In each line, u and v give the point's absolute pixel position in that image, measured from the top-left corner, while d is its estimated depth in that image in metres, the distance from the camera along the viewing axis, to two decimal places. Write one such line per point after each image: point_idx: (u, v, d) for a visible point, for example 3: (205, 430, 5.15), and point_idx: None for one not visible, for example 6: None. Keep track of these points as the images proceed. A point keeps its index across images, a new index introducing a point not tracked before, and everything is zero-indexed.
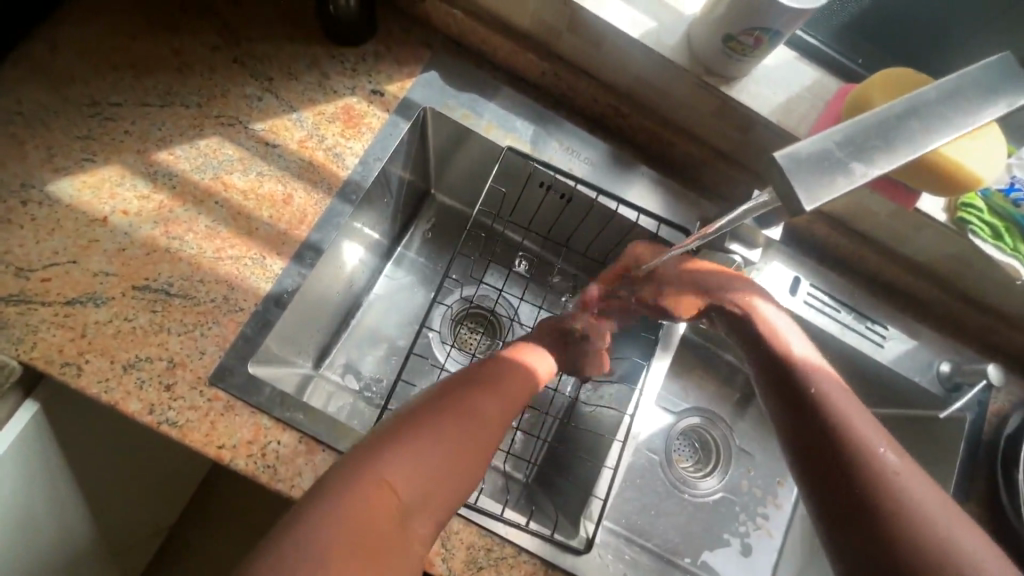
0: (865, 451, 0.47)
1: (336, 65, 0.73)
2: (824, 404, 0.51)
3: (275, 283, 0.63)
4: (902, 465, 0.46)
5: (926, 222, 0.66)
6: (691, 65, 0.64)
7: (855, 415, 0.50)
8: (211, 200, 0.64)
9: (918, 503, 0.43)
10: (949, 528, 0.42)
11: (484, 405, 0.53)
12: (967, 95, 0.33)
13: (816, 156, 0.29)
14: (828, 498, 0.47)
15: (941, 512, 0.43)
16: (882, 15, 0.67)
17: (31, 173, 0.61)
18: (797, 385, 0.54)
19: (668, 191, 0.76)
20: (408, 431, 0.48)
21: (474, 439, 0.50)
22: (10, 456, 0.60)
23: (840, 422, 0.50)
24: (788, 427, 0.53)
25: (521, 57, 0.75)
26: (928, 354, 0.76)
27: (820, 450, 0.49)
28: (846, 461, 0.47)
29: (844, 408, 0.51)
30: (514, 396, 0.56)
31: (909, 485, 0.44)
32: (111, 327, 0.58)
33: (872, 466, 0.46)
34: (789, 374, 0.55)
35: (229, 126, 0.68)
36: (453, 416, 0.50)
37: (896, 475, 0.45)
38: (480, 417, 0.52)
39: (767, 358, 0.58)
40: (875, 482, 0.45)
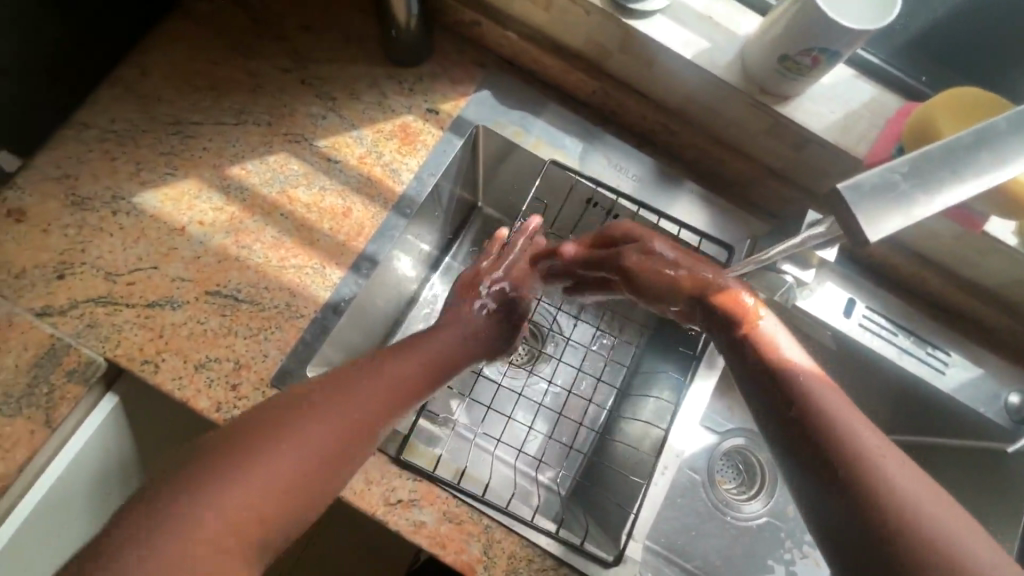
0: (848, 437, 0.44)
1: (395, 84, 0.76)
2: (806, 390, 0.48)
3: (334, 292, 0.67)
4: (889, 452, 0.43)
5: (995, 246, 0.63)
6: (744, 84, 0.64)
7: (842, 408, 0.46)
8: (277, 212, 0.69)
9: (910, 494, 0.40)
10: (938, 521, 0.39)
11: (363, 392, 0.51)
12: None
13: (879, 188, 0.29)
14: (817, 492, 0.43)
15: (932, 500, 0.40)
16: (949, 32, 0.65)
17: (121, 185, 0.67)
18: (778, 371, 0.51)
19: (717, 209, 0.76)
20: (291, 421, 0.46)
21: (358, 409, 0.50)
22: (93, 445, 0.66)
23: (824, 407, 0.46)
24: (768, 416, 0.49)
25: (572, 76, 0.76)
26: (995, 384, 0.72)
27: (802, 439, 0.46)
28: (834, 447, 0.44)
29: (825, 392, 0.48)
30: (419, 377, 0.57)
31: (896, 475, 0.41)
32: (185, 329, 0.63)
33: (859, 454, 0.43)
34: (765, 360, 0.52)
35: (295, 142, 0.72)
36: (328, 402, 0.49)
37: (883, 460, 0.42)
38: (357, 402, 0.51)
39: (743, 342, 0.55)
40: (865, 474, 0.42)
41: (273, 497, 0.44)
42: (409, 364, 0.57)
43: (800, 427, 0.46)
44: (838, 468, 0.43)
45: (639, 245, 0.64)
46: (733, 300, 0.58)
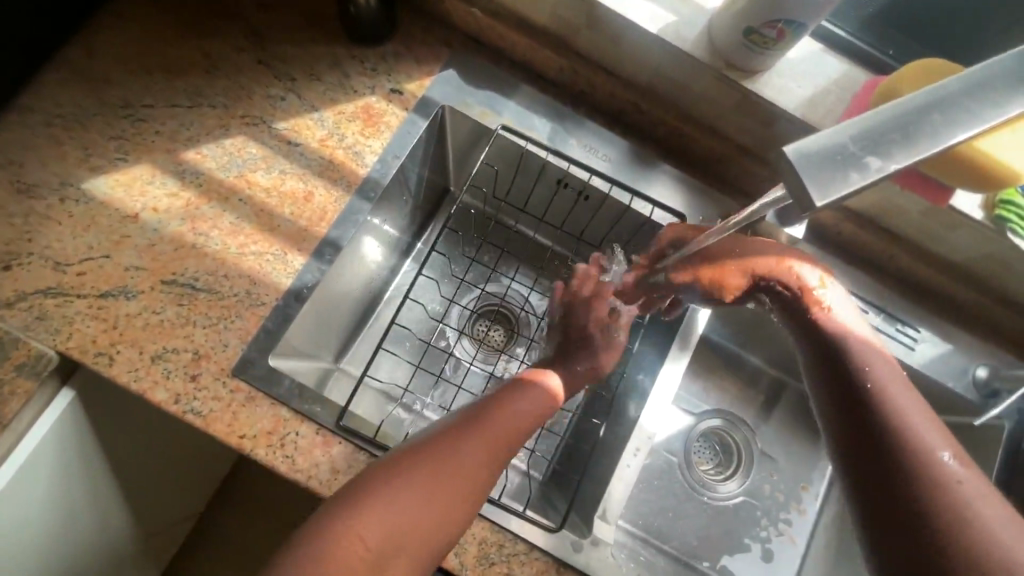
0: (924, 454, 0.43)
1: (357, 65, 0.74)
2: (879, 402, 0.47)
3: (295, 278, 0.65)
4: (969, 476, 0.42)
5: (961, 221, 0.63)
6: (712, 60, 0.63)
7: (919, 420, 0.45)
8: (235, 197, 0.66)
9: (986, 521, 0.39)
10: (1012, 551, 0.38)
11: (464, 459, 0.52)
12: (1000, 80, 0.30)
13: (827, 150, 0.28)
14: (879, 504, 0.43)
15: (1010, 532, 0.39)
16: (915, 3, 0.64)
17: (70, 172, 0.64)
18: (851, 377, 0.49)
19: (689, 189, 0.75)
20: (337, 522, 0.47)
21: (455, 480, 0.51)
22: (49, 442, 0.64)
23: (899, 422, 0.45)
24: (834, 422, 0.49)
25: (539, 53, 0.75)
26: (963, 359, 0.72)
27: (870, 451, 0.45)
28: (905, 464, 0.43)
29: (904, 406, 0.46)
30: (471, 476, 0.52)
31: (971, 498, 0.40)
32: (141, 319, 0.61)
33: (932, 475, 0.42)
34: (839, 362, 0.51)
35: (254, 125, 0.69)
36: (426, 470, 0.51)
37: (958, 484, 0.41)
38: (455, 473, 0.51)
39: (816, 338, 0.53)
40: (939, 496, 0.41)
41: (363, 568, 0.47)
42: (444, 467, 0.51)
43: (873, 438, 0.46)
44: (905, 487, 0.42)
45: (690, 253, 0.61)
46: (777, 267, 0.57)
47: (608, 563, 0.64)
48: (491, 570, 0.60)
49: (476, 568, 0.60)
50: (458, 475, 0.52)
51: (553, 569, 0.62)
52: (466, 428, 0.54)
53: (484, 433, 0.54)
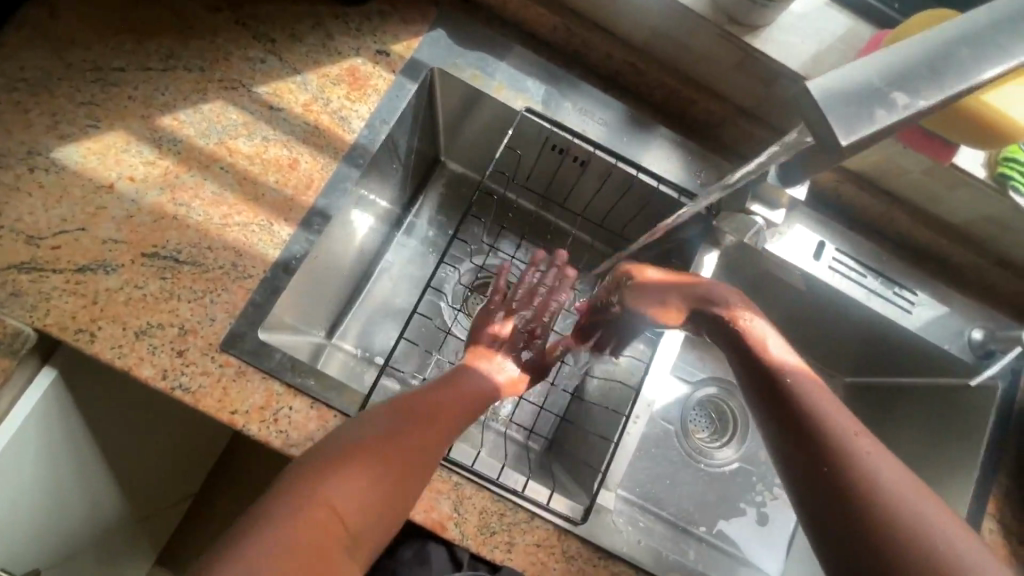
0: (840, 442, 0.46)
1: (341, 25, 0.70)
2: (796, 393, 0.50)
3: (283, 249, 0.62)
4: (876, 453, 0.45)
5: (963, 180, 0.62)
6: (711, 13, 0.60)
7: (828, 407, 0.49)
8: (216, 165, 0.63)
9: (894, 486, 0.43)
10: (920, 512, 0.42)
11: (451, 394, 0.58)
12: None
13: (852, 87, 0.26)
14: (807, 484, 0.46)
15: (916, 497, 0.43)
16: None
17: (38, 140, 0.61)
18: (769, 372, 0.52)
19: (686, 154, 0.73)
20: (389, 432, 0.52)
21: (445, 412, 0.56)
22: (31, 424, 0.61)
23: (817, 407, 0.49)
24: (759, 414, 0.52)
25: (531, 11, 0.71)
26: (958, 321, 0.72)
27: (792, 437, 0.48)
28: (823, 445, 0.46)
29: (816, 400, 0.49)
30: (460, 415, 0.57)
31: (881, 472, 0.44)
32: (122, 294, 0.58)
33: (848, 453, 0.45)
34: (755, 355, 0.54)
35: (233, 89, 0.66)
36: (417, 402, 0.55)
37: (869, 457, 0.45)
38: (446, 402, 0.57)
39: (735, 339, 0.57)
40: (855, 475, 0.44)
41: (353, 511, 0.48)
42: (438, 413, 0.55)
43: (792, 433, 0.48)
44: (828, 465, 0.45)
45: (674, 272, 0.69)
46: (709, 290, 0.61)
47: (609, 528, 0.64)
48: (493, 539, 0.60)
49: (478, 538, 0.60)
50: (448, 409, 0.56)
51: (556, 537, 0.62)
52: (443, 390, 0.58)
53: (458, 389, 0.59)
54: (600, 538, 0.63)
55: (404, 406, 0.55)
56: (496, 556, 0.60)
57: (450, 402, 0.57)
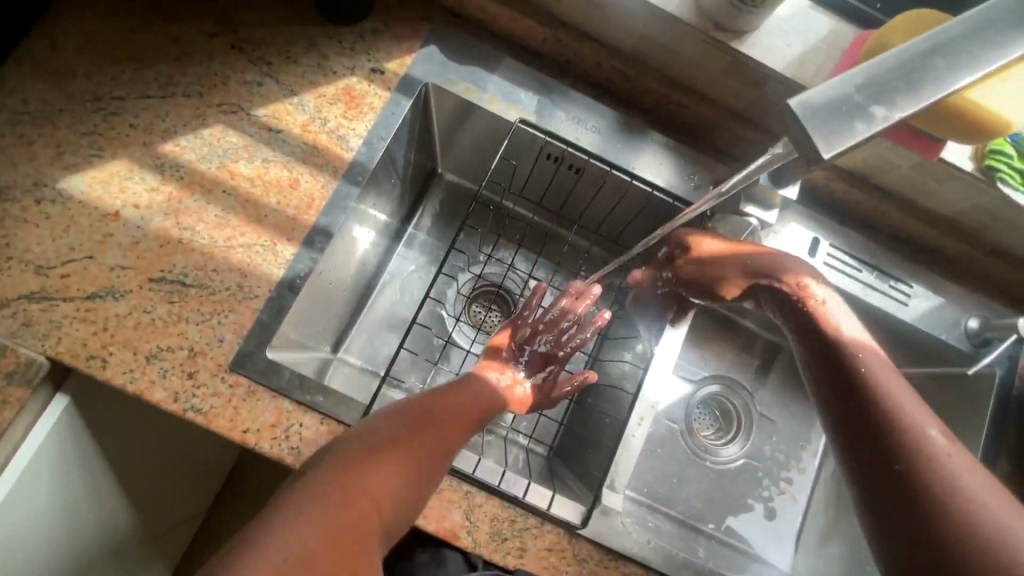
0: (914, 435, 0.46)
1: (335, 45, 0.71)
2: (870, 384, 0.50)
3: (287, 269, 0.64)
4: (954, 450, 0.44)
5: (952, 173, 0.64)
6: (698, 21, 0.62)
7: (906, 398, 0.48)
8: (218, 189, 0.64)
9: (968, 485, 0.42)
10: (1002, 517, 0.40)
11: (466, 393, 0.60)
12: (1001, 23, 0.30)
13: (832, 101, 0.27)
14: (873, 475, 0.46)
15: (996, 502, 0.41)
16: None
17: (43, 172, 0.62)
18: (846, 362, 0.52)
19: (679, 157, 0.74)
20: (409, 424, 0.53)
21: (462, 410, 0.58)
22: (46, 451, 0.62)
23: (890, 401, 0.48)
24: (825, 401, 0.52)
25: (521, 24, 0.72)
26: (954, 311, 0.74)
27: (861, 428, 0.48)
28: (896, 441, 0.46)
29: (895, 390, 0.49)
30: (474, 412, 0.59)
31: (958, 471, 0.43)
32: (131, 319, 0.59)
33: (922, 451, 0.45)
34: (825, 343, 0.54)
35: (232, 113, 0.67)
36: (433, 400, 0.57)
37: (948, 459, 0.44)
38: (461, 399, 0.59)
39: (807, 325, 0.57)
40: (928, 468, 0.43)
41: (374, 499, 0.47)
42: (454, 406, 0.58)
43: (866, 422, 0.48)
44: (898, 460, 0.45)
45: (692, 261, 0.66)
46: (779, 272, 0.60)
47: (619, 530, 0.64)
48: (505, 546, 0.61)
49: (490, 545, 0.61)
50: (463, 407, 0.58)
51: (566, 541, 0.63)
52: (458, 389, 0.60)
53: (474, 386, 0.62)
54: (610, 541, 0.63)
55: (418, 404, 0.56)
56: (509, 562, 0.61)
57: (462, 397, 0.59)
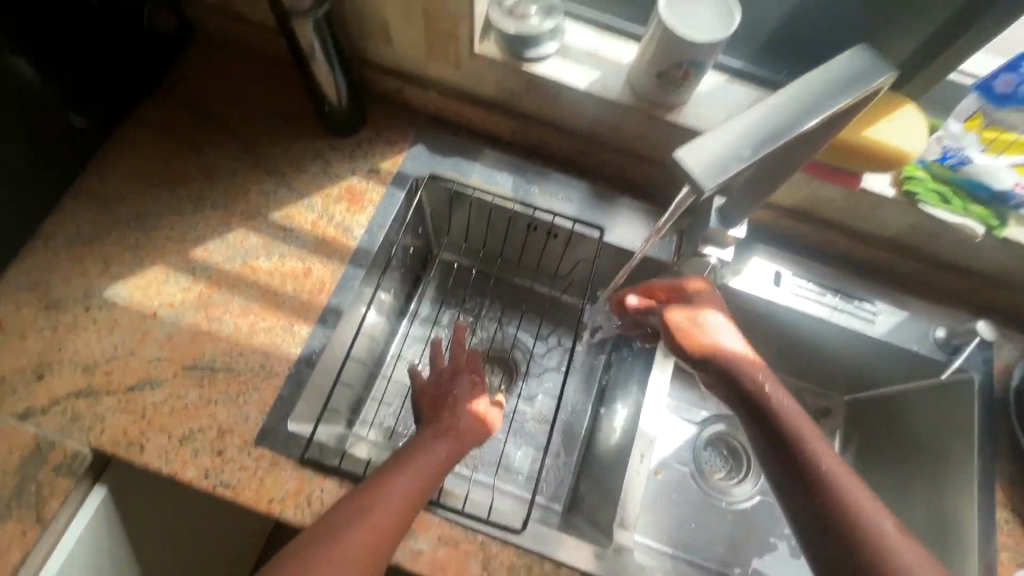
0: (869, 527, 0.54)
1: (336, 154, 0.84)
2: (828, 482, 0.57)
3: (304, 346, 0.71)
4: (899, 536, 0.53)
5: (879, 200, 0.72)
6: (636, 102, 0.73)
7: (854, 487, 0.56)
8: (242, 283, 0.74)
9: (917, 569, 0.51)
10: None
11: (393, 485, 0.59)
12: (829, 86, 0.44)
13: (713, 148, 0.41)
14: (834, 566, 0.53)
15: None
16: (786, 33, 0.74)
17: (92, 284, 0.72)
18: (803, 459, 0.59)
19: (642, 215, 0.84)
20: (321, 547, 0.54)
21: (386, 517, 0.56)
22: (87, 542, 0.66)
23: (843, 495, 0.56)
24: (778, 480, 0.59)
25: (491, 121, 0.85)
26: (922, 324, 0.79)
27: (822, 520, 0.55)
28: (840, 508, 0.55)
29: (845, 481, 0.57)
30: (391, 513, 0.57)
31: (909, 559, 0.52)
32: (166, 405, 0.66)
33: (858, 518, 0.54)
34: (756, 402, 0.63)
35: (252, 219, 0.78)
36: (357, 508, 0.56)
37: (898, 550, 0.52)
38: (387, 500, 0.57)
39: (764, 418, 0.62)
40: (882, 558, 0.52)
41: None
42: (369, 516, 0.56)
43: (827, 515, 0.55)
44: (856, 552, 0.53)
45: (689, 310, 0.71)
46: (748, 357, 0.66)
47: (634, 568, 0.66)
48: None
49: None
50: (384, 507, 0.57)
51: None
52: (390, 476, 0.59)
53: (408, 469, 0.60)
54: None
55: (342, 509, 0.57)
56: None
57: (383, 501, 0.57)
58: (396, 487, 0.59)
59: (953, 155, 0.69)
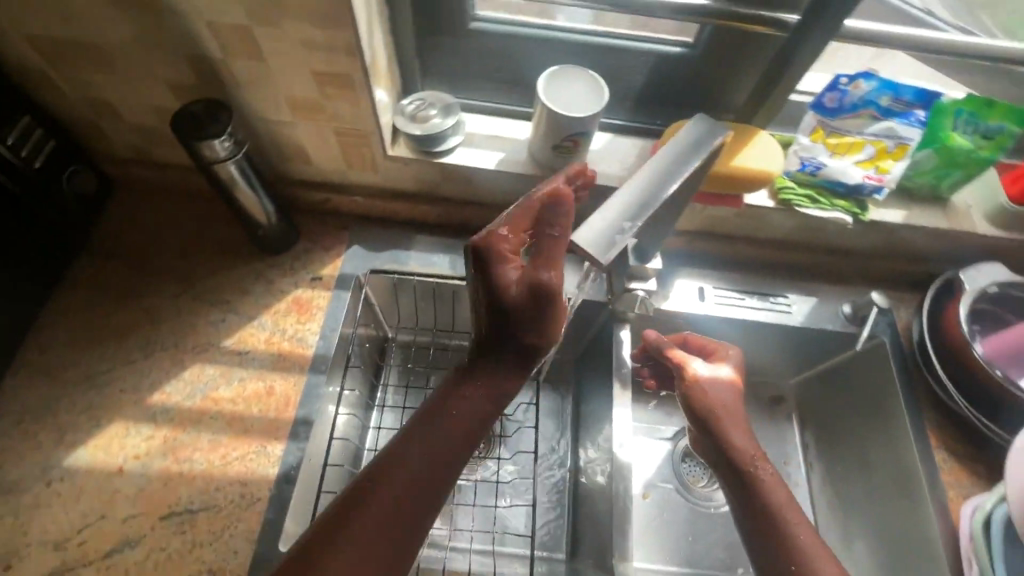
0: None
1: (276, 269, 0.88)
2: (793, 543, 0.59)
3: (281, 464, 0.72)
4: None
5: (764, 211, 0.84)
6: (540, 172, 0.82)
7: (816, 550, 0.59)
8: (206, 417, 0.74)
9: None
10: None
11: (421, 446, 0.52)
12: (673, 159, 0.57)
13: (600, 231, 0.52)
14: None
15: None
16: (650, 88, 0.85)
17: (50, 456, 0.70)
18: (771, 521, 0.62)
19: (571, 265, 0.92)
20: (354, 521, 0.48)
21: (423, 478, 0.51)
22: None
23: (805, 556, 0.58)
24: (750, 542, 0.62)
25: (417, 210, 0.92)
26: (830, 305, 0.90)
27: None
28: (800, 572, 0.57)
29: (810, 544, 0.59)
30: (432, 469, 0.51)
31: None
32: (150, 562, 0.65)
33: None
34: (733, 461, 0.67)
35: (204, 351, 0.80)
36: (390, 471, 0.50)
37: None
38: (423, 462, 0.51)
39: (739, 476, 0.66)
40: None
41: None
42: (406, 474, 0.50)
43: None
44: None
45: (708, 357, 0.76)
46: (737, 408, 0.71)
47: None
48: None
49: None
50: (419, 468, 0.51)
51: None
52: (422, 434, 0.52)
53: (431, 437, 0.52)
54: None
55: (370, 476, 0.50)
56: None
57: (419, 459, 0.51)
58: (431, 444, 0.52)
59: (810, 164, 0.81)
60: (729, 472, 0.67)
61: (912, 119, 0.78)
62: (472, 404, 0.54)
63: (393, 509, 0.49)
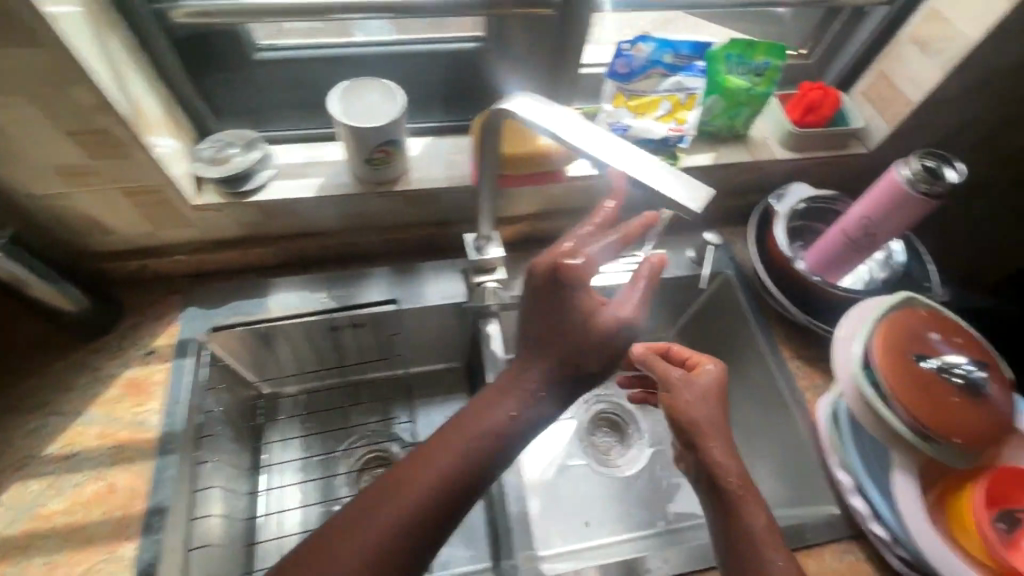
0: None
1: (101, 354, 0.79)
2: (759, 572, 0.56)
3: (135, 565, 0.64)
4: None
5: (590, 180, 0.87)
6: (364, 188, 0.80)
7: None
8: (35, 540, 0.65)
9: None
10: None
11: (468, 426, 0.55)
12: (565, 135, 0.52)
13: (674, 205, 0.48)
14: None
15: None
16: (457, 84, 0.86)
17: None
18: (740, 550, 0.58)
19: (423, 272, 0.89)
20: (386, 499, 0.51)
21: (461, 457, 0.54)
22: None
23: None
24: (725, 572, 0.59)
25: (250, 255, 0.87)
26: (676, 253, 0.96)
27: None
28: None
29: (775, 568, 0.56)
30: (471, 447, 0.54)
31: None
32: None
33: None
34: (709, 480, 0.62)
35: (24, 465, 0.70)
36: (431, 448, 0.54)
37: None
38: (462, 439, 0.55)
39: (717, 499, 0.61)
40: None
41: None
42: (441, 449, 0.54)
43: None
44: None
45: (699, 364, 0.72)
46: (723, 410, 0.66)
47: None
48: None
49: None
50: (459, 447, 0.54)
51: None
52: (465, 417, 0.56)
53: (477, 420, 0.55)
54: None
55: (413, 457, 0.54)
56: None
57: (455, 439, 0.55)
58: (468, 425, 0.55)
59: (619, 127, 0.85)
60: (709, 490, 0.63)
61: (693, 71, 0.86)
62: (539, 375, 0.57)
63: (439, 488, 0.52)
